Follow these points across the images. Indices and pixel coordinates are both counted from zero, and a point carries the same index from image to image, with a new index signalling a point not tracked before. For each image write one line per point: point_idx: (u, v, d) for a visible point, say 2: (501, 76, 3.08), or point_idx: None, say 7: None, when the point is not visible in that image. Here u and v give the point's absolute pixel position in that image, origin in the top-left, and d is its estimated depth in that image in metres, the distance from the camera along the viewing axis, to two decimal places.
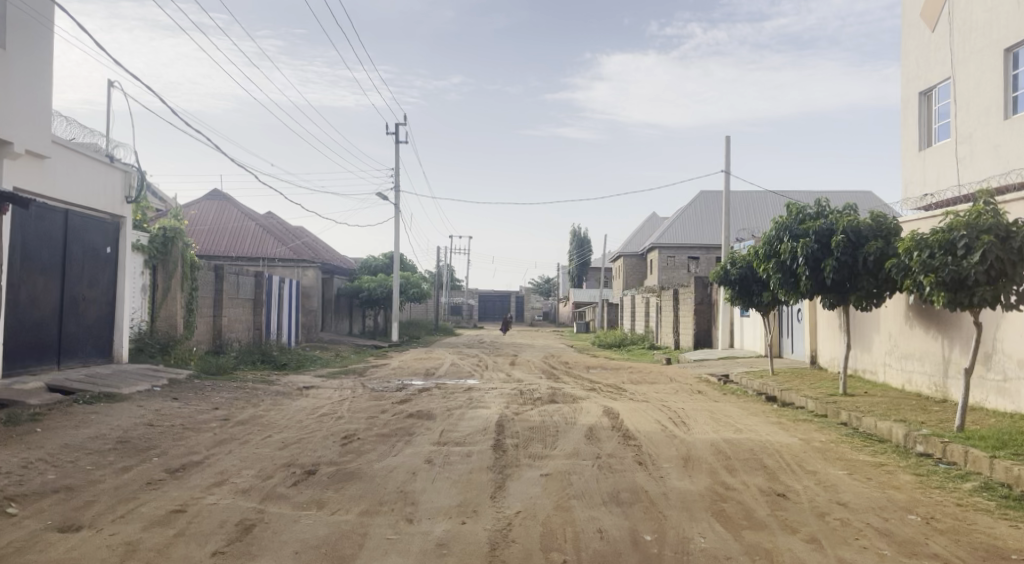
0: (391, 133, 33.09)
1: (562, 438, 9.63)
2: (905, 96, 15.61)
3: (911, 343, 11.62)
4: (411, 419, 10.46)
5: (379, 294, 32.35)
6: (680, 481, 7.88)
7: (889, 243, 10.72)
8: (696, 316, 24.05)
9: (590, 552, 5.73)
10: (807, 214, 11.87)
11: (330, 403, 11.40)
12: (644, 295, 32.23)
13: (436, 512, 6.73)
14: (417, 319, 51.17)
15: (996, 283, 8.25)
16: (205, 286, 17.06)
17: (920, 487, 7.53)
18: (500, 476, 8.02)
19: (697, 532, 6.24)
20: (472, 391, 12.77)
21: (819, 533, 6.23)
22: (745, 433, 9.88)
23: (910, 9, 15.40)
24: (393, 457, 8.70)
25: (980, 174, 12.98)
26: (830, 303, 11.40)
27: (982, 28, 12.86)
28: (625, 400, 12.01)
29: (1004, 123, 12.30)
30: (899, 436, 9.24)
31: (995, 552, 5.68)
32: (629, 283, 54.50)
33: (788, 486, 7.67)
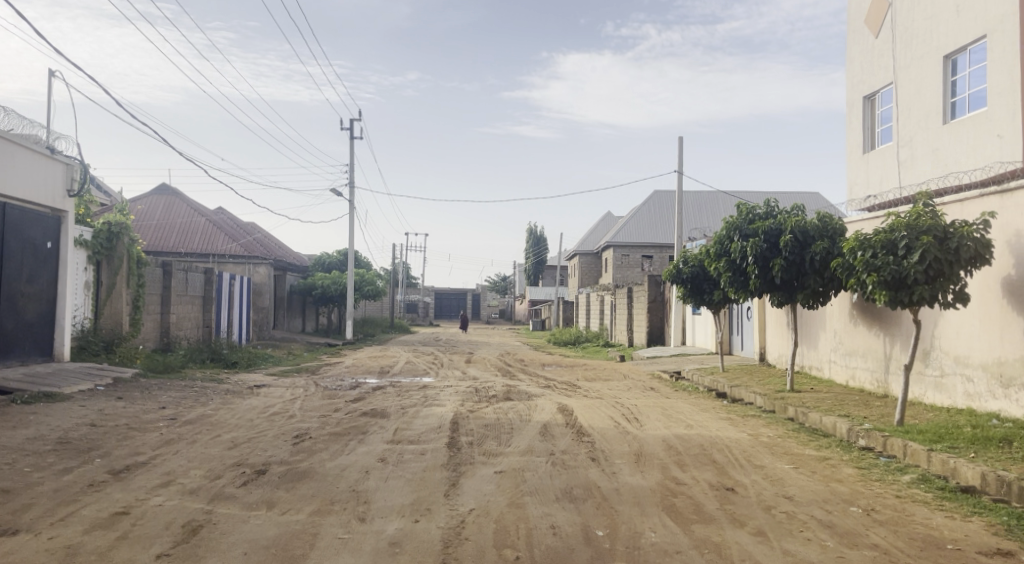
0: (346, 129, 32.77)
1: (516, 435, 9.67)
2: (850, 100, 16.07)
3: (855, 340, 11.97)
4: (364, 418, 10.37)
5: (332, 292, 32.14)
6: (632, 477, 7.98)
7: (834, 243, 11.03)
8: (650, 314, 24.36)
9: (543, 548, 5.76)
10: (756, 214, 12.13)
11: (281, 402, 11.22)
12: (598, 293, 32.61)
13: (390, 511, 6.69)
14: (372, 316, 50.75)
15: (934, 283, 8.56)
16: (153, 283, 16.64)
17: (862, 480, 7.77)
18: (454, 474, 8.01)
19: (648, 527, 6.34)
20: (427, 389, 12.70)
21: (766, 526, 6.38)
22: (695, 429, 10.05)
23: (855, 16, 15.84)
24: (346, 457, 8.62)
25: (921, 177, 13.40)
26: (778, 301, 11.66)
27: (922, 35, 13.30)
28: (580, 396, 12.11)
29: (943, 128, 12.75)
30: (843, 431, 9.52)
31: (932, 542, 5.89)
32: (584, 282, 55.00)
33: (737, 481, 7.83)
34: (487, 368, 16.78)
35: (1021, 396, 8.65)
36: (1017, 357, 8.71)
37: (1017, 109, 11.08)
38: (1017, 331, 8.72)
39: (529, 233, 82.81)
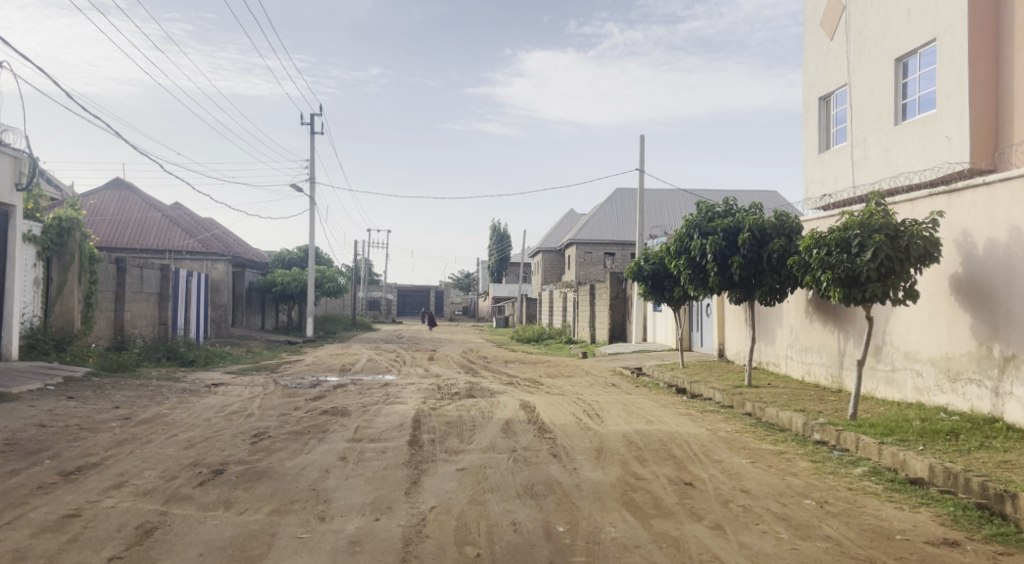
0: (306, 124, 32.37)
1: (478, 432, 9.67)
2: (805, 101, 16.38)
3: (810, 336, 12.22)
4: (325, 416, 10.28)
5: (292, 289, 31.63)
6: (593, 472, 8.05)
7: (791, 241, 11.25)
8: (612, 311, 24.56)
9: (504, 545, 5.77)
10: (715, 212, 12.30)
11: (238, 400, 11.05)
12: (561, 290, 32.83)
13: (350, 510, 6.65)
14: (332, 313, 50.19)
15: (886, 280, 8.76)
16: (105, 279, 16.24)
17: (816, 473, 7.95)
18: (415, 472, 7.98)
19: (608, 522, 6.40)
20: (388, 387, 12.62)
21: (723, 519, 6.49)
22: (655, 424, 10.16)
23: (810, 18, 16.14)
24: (305, 455, 8.53)
25: (874, 176, 13.72)
26: (736, 298, 11.83)
27: (875, 38, 13.60)
28: (542, 393, 12.15)
29: (894, 129, 13.07)
30: (798, 425, 9.72)
31: (882, 533, 6.05)
32: (548, 278, 55.22)
33: (695, 475, 7.95)
34: (450, 365, 16.73)
35: (967, 390, 8.93)
36: (964, 352, 8.98)
37: (964, 111, 11.41)
38: (964, 326, 8.98)
39: (493, 229, 82.80)
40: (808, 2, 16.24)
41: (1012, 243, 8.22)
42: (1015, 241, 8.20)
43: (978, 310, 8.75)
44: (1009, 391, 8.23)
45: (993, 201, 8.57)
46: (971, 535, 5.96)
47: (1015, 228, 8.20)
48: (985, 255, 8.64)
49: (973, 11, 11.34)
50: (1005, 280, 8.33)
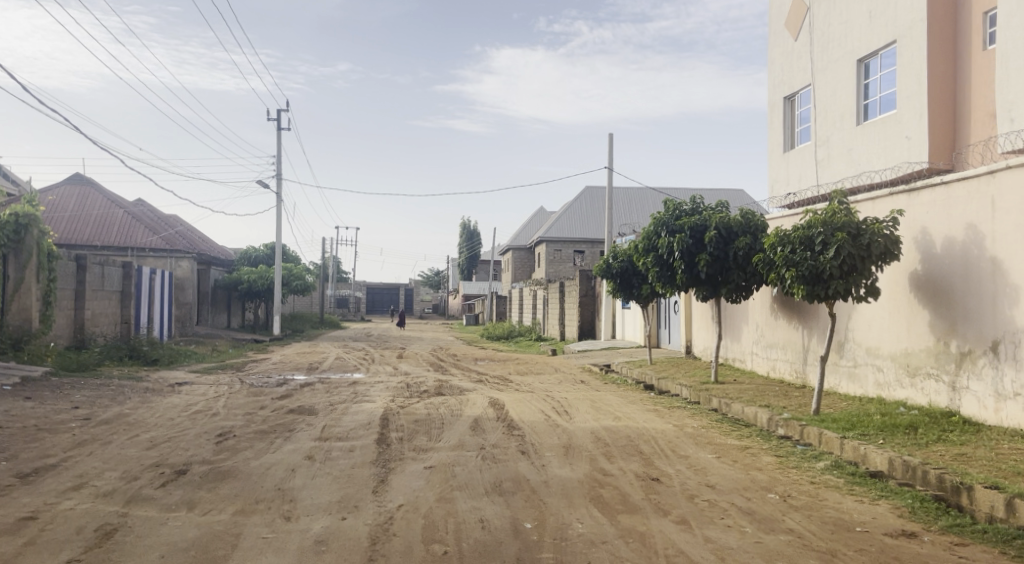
0: (273, 120, 31.98)
1: (447, 430, 9.65)
2: (771, 100, 16.59)
3: (775, 333, 12.40)
4: (291, 415, 10.18)
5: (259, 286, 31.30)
6: (561, 469, 8.08)
7: (756, 239, 11.40)
8: (582, 308, 24.66)
9: (472, 542, 5.78)
10: (682, 210, 12.39)
11: (203, 399, 10.90)
12: (530, 288, 32.90)
13: (317, 509, 6.59)
14: (300, 311, 49.70)
15: (849, 277, 8.91)
16: (65, 277, 15.90)
17: (780, 467, 8.07)
18: (383, 470, 7.94)
19: (576, 518, 6.43)
20: (356, 385, 12.53)
21: (689, 514, 6.56)
22: (623, 420, 10.23)
23: (775, 19, 16.35)
24: (271, 455, 8.45)
25: (836, 175, 13.95)
26: (703, 295, 11.97)
27: (838, 39, 13.81)
28: (511, 390, 12.17)
29: (856, 129, 13.29)
30: (763, 421, 9.85)
31: (843, 525, 6.16)
32: (518, 276, 55.27)
33: (662, 471, 8.02)
34: (419, 363, 16.68)
35: (926, 384, 9.14)
36: (923, 348, 9.19)
37: (924, 112, 11.65)
38: (922, 322, 9.19)
39: (463, 227, 82.60)
40: (773, 3, 16.44)
41: (969, 242, 8.42)
42: (971, 239, 8.40)
43: (936, 307, 8.95)
44: (966, 385, 8.44)
45: (950, 199, 8.76)
46: (928, 526, 6.08)
47: (972, 226, 8.41)
48: (943, 253, 8.83)
49: (933, 13, 11.58)
50: (962, 277, 8.54)
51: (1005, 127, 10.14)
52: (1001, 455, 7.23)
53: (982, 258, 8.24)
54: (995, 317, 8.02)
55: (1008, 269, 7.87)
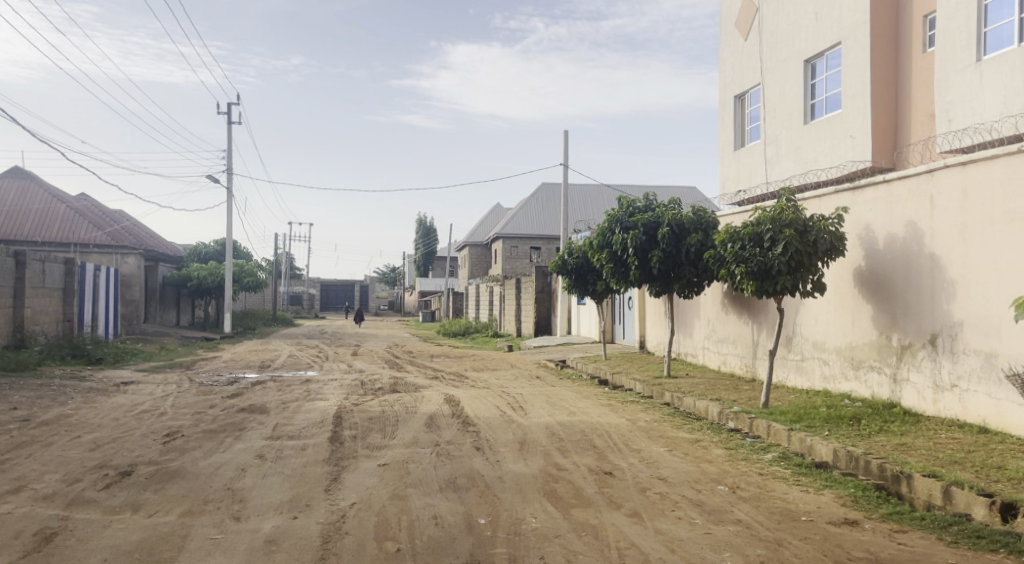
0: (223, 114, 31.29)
1: (401, 427, 9.60)
2: (721, 99, 16.86)
3: (726, 327, 12.63)
4: (242, 414, 10.02)
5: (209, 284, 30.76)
6: (515, 464, 8.10)
7: (708, 236, 11.60)
8: (537, 305, 24.75)
9: (425, 539, 5.76)
10: (636, 207, 12.51)
11: (150, 399, 10.65)
12: (487, 284, 32.94)
13: (267, 508, 6.49)
14: (251, 308, 48.82)
15: (796, 273, 9.11)
16: (2, 274, 15.36)
17: (729, 459, 8.22)
18: (336, 469, 7.85)
19: (530, 513, 6.45)
20: (309, 383, 12.38)
21: (641, 507, 6.64)
22: (577, 415, 10.31)
23: (726, 19, 16.62)
24: (221, 454, 8.29)
25: (784, 174, 14.25)
26: (656, 291, 12.14)
27: (786, 39, 14.10)
28: (467, 387, 12.16)
29: (804, 127, 13.60)
30: (714, 414, 10.03)
31: (790, 515, 6.29)
32: (474, 272, 55.21)
33: (615, 464, 8.11)
34: (374, 360, 16.54)
35: (869, 376, 9.41)
36: (866, 341, 9.46)
37: (867, 112, 11.98)
38: (866, 317, 9.46)
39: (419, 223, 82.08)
40: (724, 2, 16.69)
41: (909, 238, 8.69)
42: (912, 236, 8.67)
43: (878, 301, 9.23)
44: (907, 377, 8.72)
45: (892, 197, 9.03)
46: (869, 514, 6.26)
47: (912, 223, 8.67)
48: (885, 249, 9.10)
49: (875, 16, 11.90)
50: (903, 272, 8.81)
51: (943, 127, 10.49)
52: (938, 444, 7.48)
53: (921, 254, 8.52)
54: (934, 311, 8.30)
55: (945, 265, 8.16)
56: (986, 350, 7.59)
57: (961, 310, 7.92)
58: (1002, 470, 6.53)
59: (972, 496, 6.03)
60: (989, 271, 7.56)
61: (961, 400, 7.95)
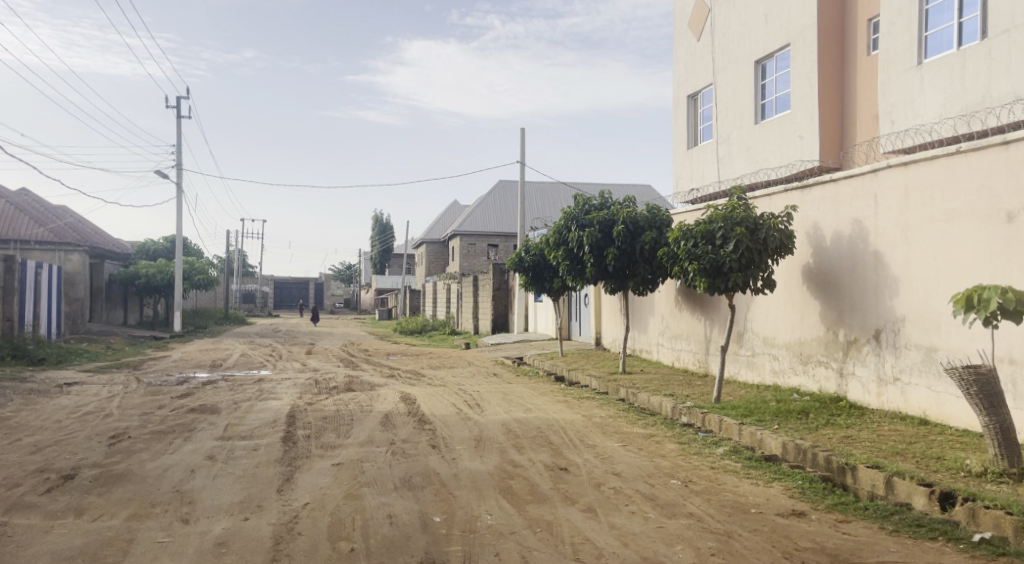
0: (170, 107, 30.58)
1: (356, 426, 9.52)
2: (675, 98, 17.08)
3: (680, 324, 12.81)
4: (192, 414, 9.83)
5: (158, 282, 30.06)
6: (471, 462, 8.10)
7: (662, 233, 11.76)
8: (495, 302, 24.78)
9: (379, 538, 5.72)
10: (592, 205, 12.61)
11: (95, 400, 10.36)
12: (444, 282, 32.87)
13: (217, 510, 6.37)
14: (202, 306, 47.77)
15: (746, 270, 9.28)
16: None
17: (682, 454, 8.34)
18: (289, 469, 7.73)
19: (485, 510, 6.45)
20: (262, 382, 12.19)
21: (595, 502, 6.69)
22: (534, 412, 10.35)
23: (679, 19, 16.83)
24: (170, 456, 8.11)
25: (736, 173, 14.51)
26: (611, 288, 12.25)
27: (737, 40, 14.34)
28: (423, 385, 12.11)
29: (754, 127, 13.86)
30: (668, 409, 10.16)
31: (740, 508, 6.41)
32: (432, 270, 54.97)
33: (570, 460, 8.16)
34: (329, 359, 16.35)
35: (817, 371, 9.64)
36: (814, 337, 9.69)
37: (815, 113, 12.26)
38: (814, 313, 9.69)
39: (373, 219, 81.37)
40: (677, 3, 16.90)
41: (855, 236, 8.93)
42: (857, 234, 8.91)
43: (825, 298, 9.46)
44: (852, 371, 8.96)
45: (838, 197, 9.26)
46: (816, 506, 6.40)
47: (857, 222, 8.91)
48: (832, 247, 9.33)
49: (822, 19, 12.18)
50: (848, 270, 9.04)
51: (886, 128, 10.80)
52: (882, 436, 7.70)
53: (866, 252, 8.75)
54: (878, 307, 8.54)
55: (888, 262, 8.40)
56: (927, 345, 7.85)
57: (903, 306, 8.18)
58: (941, 460, 6.75)
59: (912, 486, 6.23)
60: (930, 269, 7.81)
61: (903, 393, 8.20)
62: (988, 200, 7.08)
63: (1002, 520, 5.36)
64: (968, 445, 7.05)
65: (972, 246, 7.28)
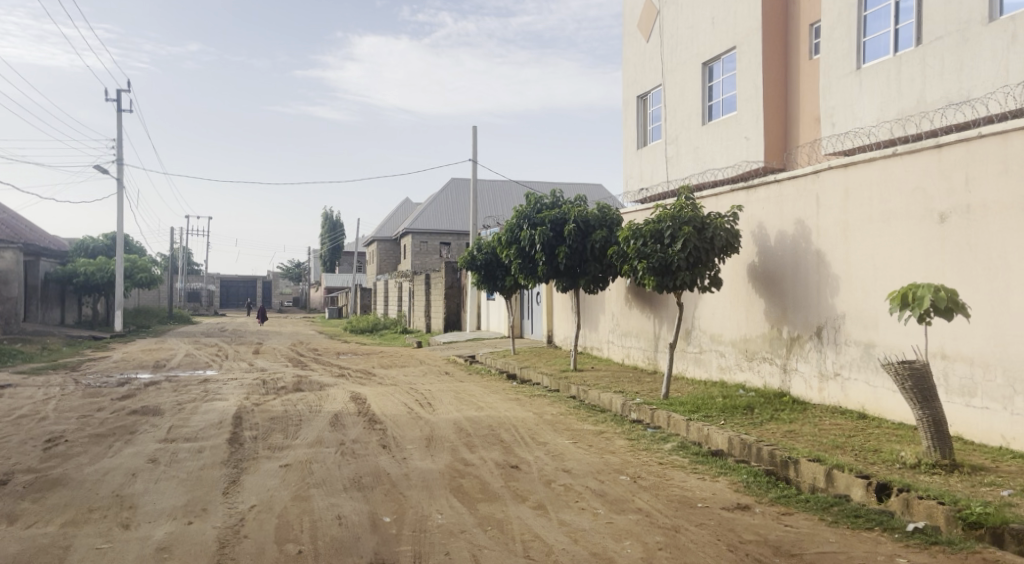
0: (110, 100, 29.65)
1: (305, 427, 9.37)
2: (624, 98, 17.27)
3: (630, 321, 12.98)
4: (133, 416, 9.55)
5: (98, 280, 29.13)
6: (422, 461, 8.05)
7: (612, 232, 11.88)
8: (447, 299, 24.73)
9: (328, 540, 5.64)
10: (543, 203, 12.68)
11: (30, 403, 9.99)
12: (394, 278, 32.72)
13: (159, 515, 6.21)
14: (144, 305, 46.42)
15: (694, 269, 9.44)
16: None
17: (631, 450, 8.45)
18: (235, 471, 7.58)
19: (436, 510, 6.42)
20: (208, 383, 11.91)
21: (545, 499, 6.73)
22: (485, 410, 10.36)
23: (628, 21, 17.03)
24: (109, 459, 7.86)
25: (684, 173, 14.74)
26: (562, 286, 12.33)
27: (685, 42, 14.57)
28: (374, 384, 12.01)
29: (702, 128, 14.12)
30: (618, 406, 10.28)
31: (687, 503, 6.52)
32: (383, 268, 54.49)
33: (521, 458, 8.18)
34: (277, 358, 16.07)
35: (761, 367, 9.87)
36: (759, 334, 9.92)
37: (760, 114, 12.55)
38: (758, 311, 9.92)
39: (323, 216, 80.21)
40: (627, 4, 17.08)
41: (798, 235, 9.16)
42: (800, 233, 9.15)
43: (769, 295, 9.69)
44: (795, 367, 9.21)
45: (781, 197, 9.48)
46: (759, 499, 6.55)
47: (800, 221, 9.15)
48: (776, 246, 9.57)
49: (767, 23, 12.47)
50: (792, 268, 9.28)
51: (827, 131, 11.11)
52: (823, 430, 7.93)
53: (808, 250, 9.00)
54: (819, 304, 8.78)
55: (829, 261, 8.64)
56: (865, 341, 8.11)
57: (843, 303, 8.43)
58: (878, 453, 6.98)
59: (851, 478, 6.43)
60: (868, 269, 8.07)
61: (843, 389, 8.46)
62: (922, 202, 7.35)
63: (934, 510, 5.56)
64: (904, 437, 7.31)
65: (907, 246, 7.54)
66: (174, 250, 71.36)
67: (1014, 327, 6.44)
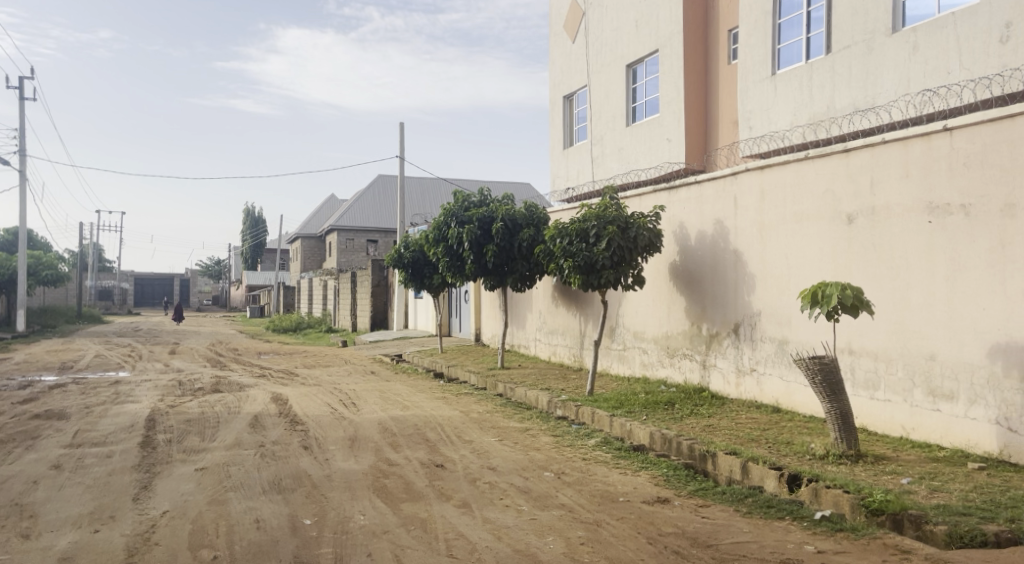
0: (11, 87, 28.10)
1: (222, 429, 9.08)
2: (551, 98, 17.41)
3: (556, 319, 13.10)
4: (36, 421, 9.05)
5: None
6: (344, 462, 7.91)
7: (539, 231, 11.98)
8: (373, 298, 24.43)
9: (245, 544, 5.47)
10: (471, 202, 12.65)
11: None
12: (320, 277, 32.11)
13: (62, 523, 5.91)
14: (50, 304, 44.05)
15: (619, 267, 9.58)
16: None
17: (556, 446, 8.52)
18: (146, 476, 7.28)
19: (358, 510, 6.32)
20: (120, 385, 11.40)
21: (470, 497, 6.72)
22: (410, 409, 10.27)
23: (555, 21, 17.18)
24: (9, 467, 7.42)
25: (609, 173, 14.96)
26: (489, 285, 12.34)
27: (610, 44, 14.80)
28: (296, 384, 11.74)
29: (627, 129, 14.37)
30: (544, 403, 10.36)
31: (609, 497, 6.62)
32: (308, 266, 53.37)
33: (446, 457, 8.14)
34: (195, 359, 15.50)
35: (682, 363, 10.11)
36: (680, 331, 10.16)
37: (681, 116, 12.86)
38: (680, 308, 10.17)
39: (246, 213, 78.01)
40: (553, 5, 17.24)
41: (717, 235, 9.43)
42: (719, 233, 9.41)
43: (690, 293, 9.94)
44: (714, 363, 9.47)
45: (701, 197, 9.74)
46: (678, 492, 6.70)
47: (719, 221, 9.42)
48: (696, 245, 9.82)
49: (688, 28, 12.77)
50: (711, 267, 9.54)
51: (745, 134, 11.46)
52: (740, 423, 8.18)
53: (727, 250, 9.27)
54: (737, 301, 9.05)
55: (746, 260, 8.93)
56: (780, 338, 8.41)
57: (759, 301, 8.71)
58: (790, 445, 7.25)
59: (764, 470, 6.65)
60: (782, 268, 8.36)
61: (758, 383, 8.75)
62: (831, 203, 7.67)
63: (840, 499, 5.80)
64: (814, 429, 7.62)
65: (818, 246, 7.85)
66: (86, 246, 68.17)
67: (914, 322, 6.80)
